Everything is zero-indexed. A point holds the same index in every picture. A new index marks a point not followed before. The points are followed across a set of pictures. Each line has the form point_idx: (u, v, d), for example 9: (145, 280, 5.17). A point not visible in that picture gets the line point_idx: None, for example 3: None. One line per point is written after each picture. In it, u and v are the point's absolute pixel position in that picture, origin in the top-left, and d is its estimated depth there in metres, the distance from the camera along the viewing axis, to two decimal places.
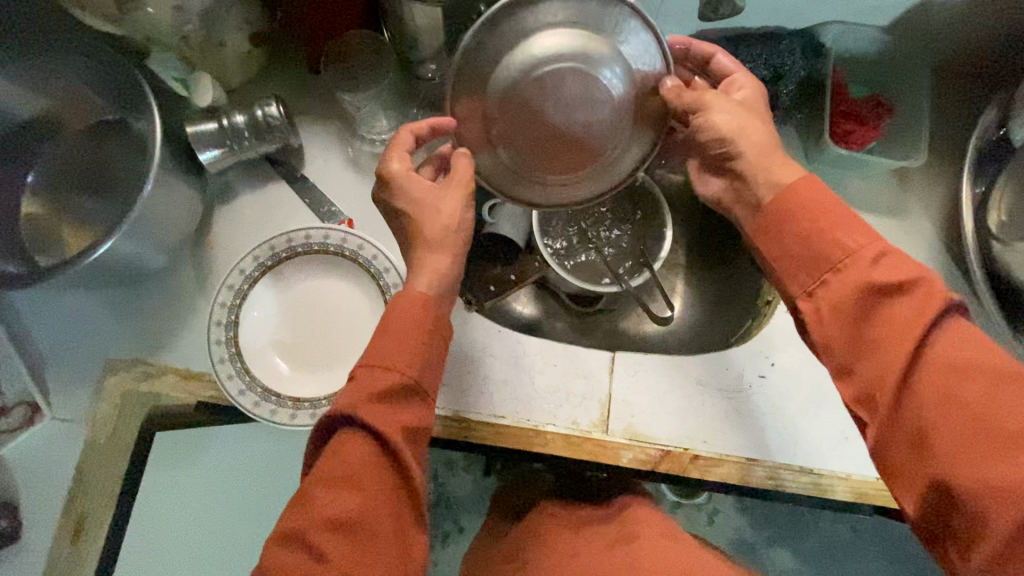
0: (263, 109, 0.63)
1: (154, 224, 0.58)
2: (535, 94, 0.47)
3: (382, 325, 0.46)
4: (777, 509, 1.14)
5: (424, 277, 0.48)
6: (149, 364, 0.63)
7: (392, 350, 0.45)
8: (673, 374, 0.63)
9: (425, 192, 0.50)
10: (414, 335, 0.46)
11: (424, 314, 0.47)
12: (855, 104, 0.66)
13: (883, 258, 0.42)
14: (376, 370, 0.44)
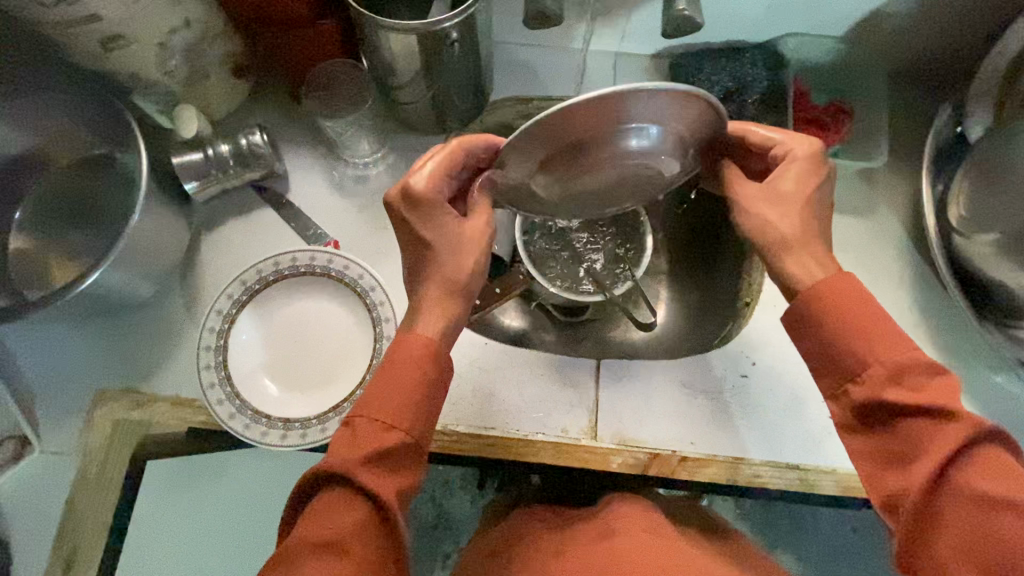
0: (247, 138, 0.66)
1: (141, 253, 0.60)
2: (579, 177, 0.47)
3: (384, 375, 0.47)
4: (778, 514, 1.14)
5: (431, 321, 0.49)
6: (139, 393, 0.64)
7: (393, 405, 0.45)
8: (658, 378, 0.65)
9: (449, 226, 0.51)
10: (415, 388, 0.46)
11: (425, 363, 0.47)
12: (814, 111, 0.69)
13: (904, 376, 0.43)
14: (376, 425, 0.45)
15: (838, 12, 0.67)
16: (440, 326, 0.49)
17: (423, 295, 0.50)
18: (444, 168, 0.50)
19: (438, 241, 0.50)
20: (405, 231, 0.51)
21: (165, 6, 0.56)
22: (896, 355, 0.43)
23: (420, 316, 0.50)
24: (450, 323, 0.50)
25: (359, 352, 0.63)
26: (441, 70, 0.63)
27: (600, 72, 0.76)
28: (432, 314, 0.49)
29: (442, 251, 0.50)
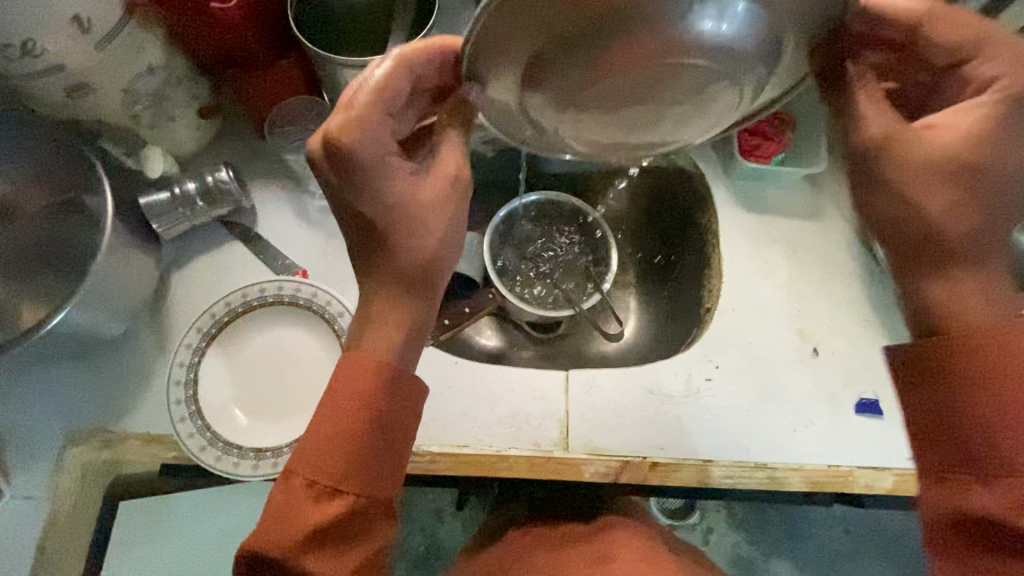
0: (214, 175, 0.68)
1: (110, 292, 0.61)
2: (584, 61, 0.38)
3: (324, 426, 0.45)
4: (770, 519, 1.15)
5: (375, 349, 0.47)
6: (109, 432, 0.64)
7: (334, 462, 0.44)
8: (624, 387, 0.66)
9: (400, 194, 0.47)
10: (353, 438, 0.45)
11: (365, 409, 0.45)
12: (760, 122, 0.72)
13: (1009, 480, 0.43)
14: (320, 489, 0.44)
15: None
16: (386, 353, 0.47)
17: (368, 320, 0.48)
18: (380, 101, 0.44)
19: (385, 198, 0.46)
20: (337, 188, 0.47)
21: (129, 54, 0.58)
22: (1006, 456, 0.43)
23: (364, 344, 0.47)
24: (396, 349, 0.47)
25: (329, 377, 0.64)
26: None
27: None
28: (375, 343, 0.47)
29: (391, 220, 0.47)
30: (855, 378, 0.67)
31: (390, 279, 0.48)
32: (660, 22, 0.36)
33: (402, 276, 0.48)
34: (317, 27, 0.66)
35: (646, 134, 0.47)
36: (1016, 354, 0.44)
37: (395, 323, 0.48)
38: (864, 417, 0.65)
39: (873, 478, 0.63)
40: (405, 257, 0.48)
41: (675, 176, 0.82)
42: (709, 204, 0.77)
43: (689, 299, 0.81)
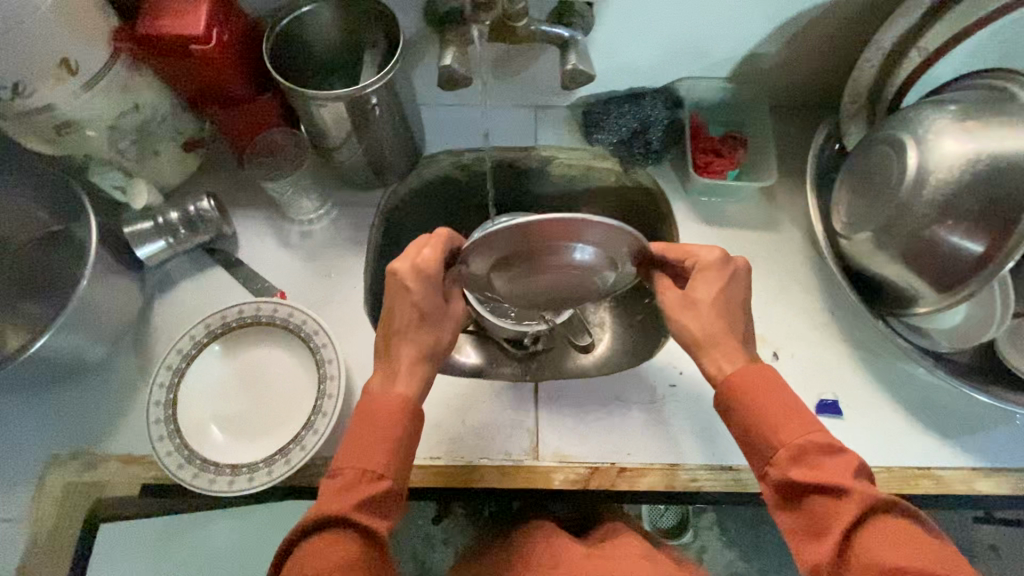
0: (195, 204, 0.71)
1: (93, 316, 0.64)
2: (525, 271, 0.54)
3: (370, 429, 0.52)
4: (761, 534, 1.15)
5: (408, 379, 0.54)
6: (91, 454, 0.65)
7: (379, 456, 0.51)
8: (591, 395, 0.68)
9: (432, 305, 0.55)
10: (396, 438, 0.52)
11: (404, 411, 0.53)
12: (712, 141, 0.77)
13: (808, 454, 0.49)
14: (366, 475, 0.50)
15: (719, 57, 0.76)
16: (417, 385, 0.55)
17: (397, 358, 0.55)
18: (443, 252, 0.56)
19: (428, 313, 0.55)
20: (399, 299, 0.55)
21: (114, 94, 0.63)
22: (796, 438, 0.49)
23: (397, 373, 0.55)
24: (425, 381, 0.56)
25: (306, 395, 0.66)
26: (371, 130, 0.71)
27: (522, 124, 0.84)
28: (408, 373, 0.55)
29: (430, 322, 0.56)
30: (813, 380, 0.69)
31: (414, 339, 0.55)
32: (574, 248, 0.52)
33: (429, 342, 0.56)
34: (291, 64, 0.70)
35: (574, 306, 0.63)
36: (776, 383, 0.52)
37: (423, 366, 0.56)
38: (824, 417, 0.67)
39: None
40: (433, 339, 0.56)
41: (642, 196, 0.84)
42: (669, 220, 0.80)
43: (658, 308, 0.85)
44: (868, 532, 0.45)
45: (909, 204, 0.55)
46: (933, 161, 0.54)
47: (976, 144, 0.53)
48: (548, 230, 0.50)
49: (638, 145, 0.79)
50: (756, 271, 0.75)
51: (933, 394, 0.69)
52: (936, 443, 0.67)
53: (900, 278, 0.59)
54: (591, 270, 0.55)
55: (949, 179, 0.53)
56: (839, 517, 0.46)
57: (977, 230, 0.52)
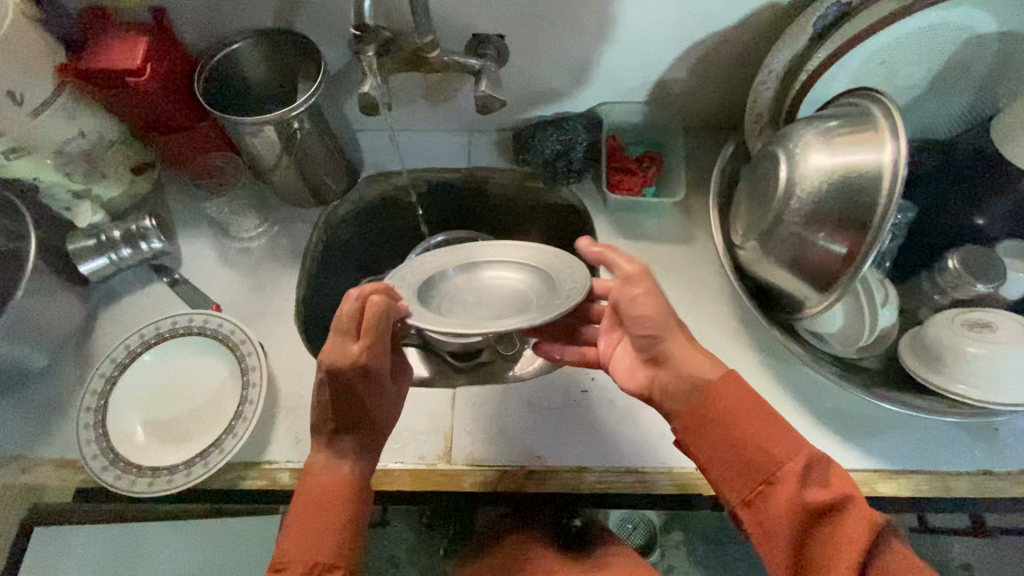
0: (138, 223, 0.76)
1: (33, 325, 0.69)
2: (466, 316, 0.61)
3: (319, 517, 0.55)
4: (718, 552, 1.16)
5: (355, 465, 0.58)
6: (27, 458, 0.69)
7: (330, 548, 0.53)
8: (506, 401, 0.71)
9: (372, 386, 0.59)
10: (344, 523, 0.55)
11: (345, 493, 0.56)
12: (626, 160, 0.83)
13: (811, 470, 0.49)
14: (322, 565, 0.53)
15: (632, 83, 0.82)
16: (361, 469, 0.58)
17: (343, 442, 0.59)
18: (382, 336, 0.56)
19: (370, 398, 0.59)
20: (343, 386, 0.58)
21: (60, 121, 0.68)
22: (796, 457, 0.49)
23: (344, 458, 0.58)
24: (370, 465, 0.60)
25: (230, 402, 0.69)
26: (303, 154, 0.76)
27: (455, 147, 0.89)
28: (353, 459, 0.58)
29: (374, 405, 0.60)
30: None
31: (359, 427, 0.59)
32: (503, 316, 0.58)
33: (373, 426, 0.60)
34: (224, 95, 0.77)
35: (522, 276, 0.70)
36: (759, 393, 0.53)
37: (366, 450, 0.60)
38: None
39: None
40: (375, 419, 0.61)
41: (569, 212, 0.89)
42: (592, 234, 0.84)
43: None
44: (878, 557, 0.45)
45: (781, 214, 0.59)
46: (799, 174, 0.58)
47: (839, 158, 0.56)
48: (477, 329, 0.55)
49: (562, 166, 0.83)
50: (670, 282, 0.78)
51: (834, 398, 0.71)
52: (837, 445, 0.69)
53: (787, 284, 0.62)
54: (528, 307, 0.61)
55: (812, 191, 0.57)
56: (850, 543, 0.45)
57: (840, 237, 0.56)
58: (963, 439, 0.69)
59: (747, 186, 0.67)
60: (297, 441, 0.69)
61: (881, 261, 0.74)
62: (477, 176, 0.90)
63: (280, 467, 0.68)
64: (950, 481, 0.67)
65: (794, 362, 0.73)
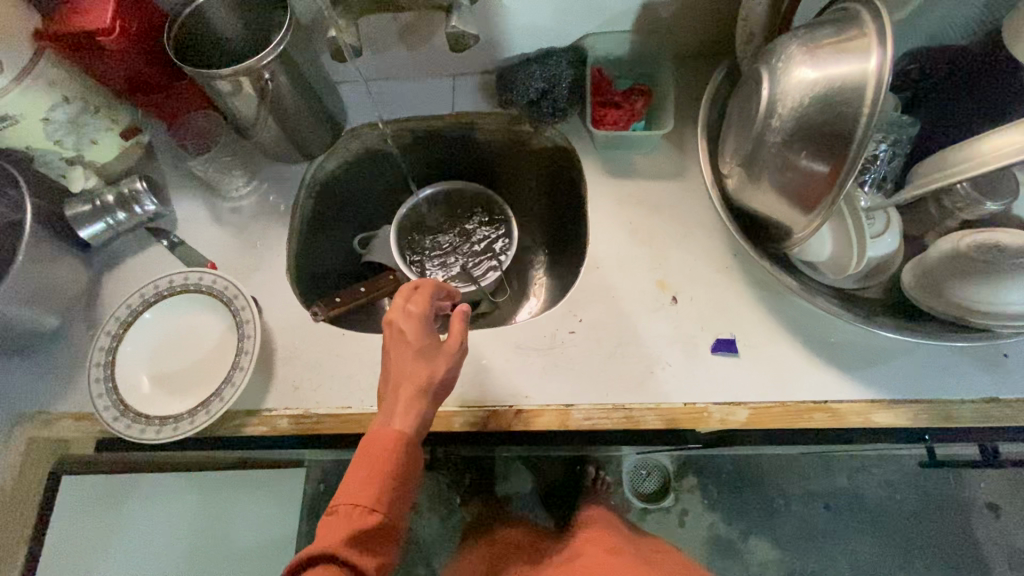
0: (129, 184, 0.77)
1: (39, 290, 0.71)
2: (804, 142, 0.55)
3: (363, 461, 0.51)
4: (746, 503, 1.33)
5: (407, 418, 0.54)
6: (48, 413, 0.73)
7: (373, 490, 0.50)
8: (496, 343, 0.71)
9: (419, 340, 0.58)
10: (388, 473, 0.51)
11: (395, 448, 0.52)
12: (613, 95, 0.79)
13: None
14: (360, 508, 0.49)
15: (617, 11, 0.77)
16: (415, 423, 0.54)
17: (398, 396, 0.55)
18: (426, 302, 0.62)
19: (420, 349, 0.58)
20: (397, 340, 0.58)
21: (41, 88, 0.67)
22: None
23: (395, 413, 0.54)
24: (423, 420, 0.55)
25: (229, 354, 0.72)
26: (282, 108, 0.75)
27: (439, 93, 0.87)
28: (405, 413, 0.54)
29: (424, 355, 0.57)
30: (710, 320, 0.70)
31: (409, 376, 0.56)
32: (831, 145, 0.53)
33: (424, 377, 0.56)
34: (196, 50, 0.76)
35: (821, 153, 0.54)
36: None
37: (420, 403, 0.55)
38: (718, 354, 0.68)
39: (727, 413, 0.66)
40: (428, 374, 0.56)
41: (560, 154, 0.87)
42: (581, 175, 0.83)
43: (573, 246, 0.90)
44: None
45: (763, 135, 0.57)
46: (780, 92, 0.55)
47: (825, 71, 0.53)
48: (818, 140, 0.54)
49: (545, 106, 0.79)
50: (659, 220, 0.76)
51: (833, 330, 0.69)
52: (833, 378, 0.66)
53: (772, 209, 0.61)
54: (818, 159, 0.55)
55: (794, 108, 0.54)
56: None
57: (819, 156, 0.54)
58: (968, 366, 0.66)
59: (735, 111, 0.64)
60: (294, 388, 0.72)
61: (882, 184, 0.69)
62: (463, 122, 0.89)
63: (277, 414, 0.70)
64: (953, 410, 0.65)
65: (788, 295, 0.70)
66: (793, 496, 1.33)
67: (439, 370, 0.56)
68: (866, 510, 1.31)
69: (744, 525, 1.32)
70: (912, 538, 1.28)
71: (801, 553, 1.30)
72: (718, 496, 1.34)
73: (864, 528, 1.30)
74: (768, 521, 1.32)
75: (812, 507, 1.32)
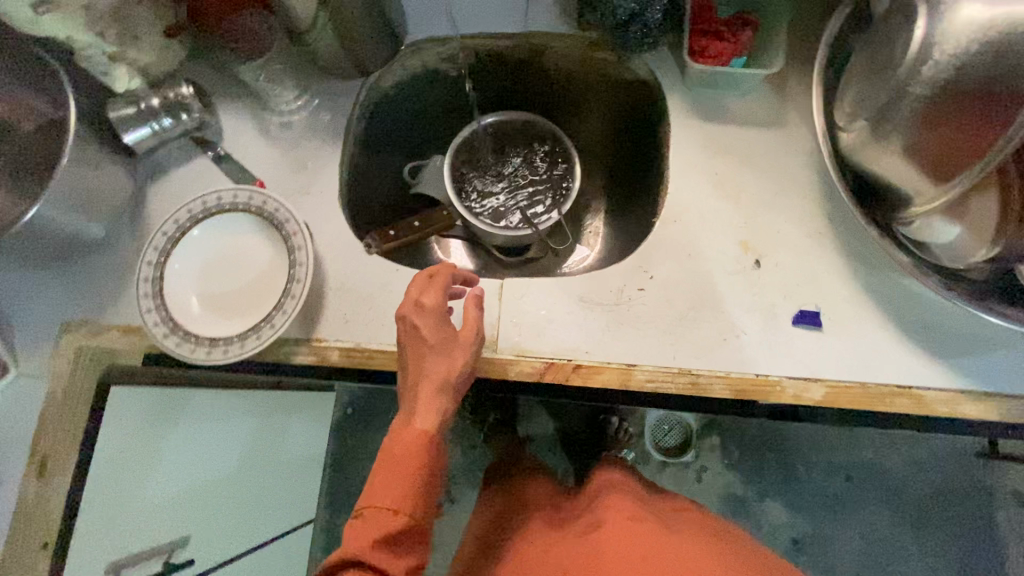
0: (176, 89, 0.72)
1: (83, 196, 0.67)
2: (948, 115, 0.48)
3: (386, 463, 0.51)
4: (767, 467, 1.33)
5: (427, 415, 0.54)
6: (97, 323, 0.73)
7: (397, 493, 0.50)
8: (557, 293, 0.67)
9: (436, 338, 0.57)
10: (414, 472, 0.51)
11: (420, 447, 0.52)
12: (715, 23, 0.68)
13: None
14: (386, 511, 0.49)
15: None
16: (436, 418, 0.55)
17: (418, 394, 0.55)
18: (442, 293, 0.60)
19: (436, 344, 0.57)
20: (413, 337, 0.58)
21: None
22: None
23: (416, 410, 0.55)
24: (444, 414, 0.55)
25: (280, 280, 0.69)
26: (341, 15, 0.68)
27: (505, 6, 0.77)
28: (427, 408, 0.55)
29: (441, 351, 0.57)
30: (794, 289, 0.64)
31: (430, 373, 0.56)
32: (982, 122, 0.46)
33: (443, 373, 0.56)
34: None
35: (965, 133, 0.47)
36: None
37: (440, 400, 0.56)
38: (800, 327, 0.63)
39: (802, 389, 0.62)
40: (447, 371, 0.57)
41: (641, 90, 0.78)
42: (664, 116, 0.74)
43: (643, 190, 0.83)
44: None
45: (906, 87, 0.49)
46: (939, 32, 0.46)
47: (998, 9, 0.45)
48: (963, 117, 0.47)
49: (632, 33, 0.69)
50: (748, 173, 0.69)
51: (929, 311, 0.63)
52: (923, 363, 0.61)
53: (895, 172, 0.54)
54: (954, 140, 0.48)
55: (956, 53, 0.46)
56: None
57: (971, 122, 0.47)
58: None
59: (864, 51, 0.55)
60: (344, 320, 0.69)
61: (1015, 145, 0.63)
62: (535, 44, 0.80)
63: (328, 344, 0.68)
64: None
65: (885, 270, 0.64)
66: (817, 465, 1.32)
67: (457, 371, 0.57)
68: (889, 485, 1.30)
69: (762, 486, 1.33)
70: (932, 517, 1.28)
71: (817, 521, 1.30)
72: (738, 456, 1.33)
73: (883, 502, 1.29)
74: (788, 485, 1.32)
75: (833, 477, 1.31)
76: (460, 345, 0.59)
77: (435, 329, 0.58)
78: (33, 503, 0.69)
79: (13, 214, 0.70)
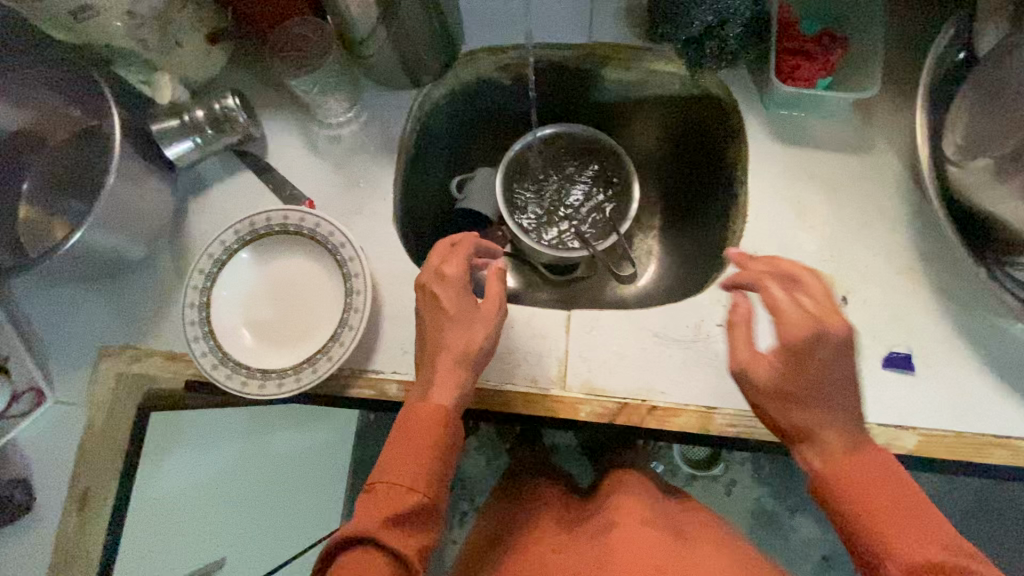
0: (220, 101, 0.67)
1: (127, 217, 0.63)
2: None
3: (400, 439, 0.50)
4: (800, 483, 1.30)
5: (443, 391, 0.52)
6: (137, 347, 0.69)
7: (411, 470, 0.48)
8: (630, 327, 0.63)
9: (454, 309, 0.55)
10: (429, 451, 0.49)
11: (436, 424, 0.50)
12: (802, 41, 0.65)
13: None
14: (398, 488, 0.47)
15: None
16: (451, 394, 0.52)
17: (435, 368, 0.53)
18: (464, 264, 0.57)
19: (456, 315, 0.55)
20: (431, 306, 0.55)
21: None
22: None
23: (432, 384, 0.52)
24: (462, 390, 0.53)
25: (335, 308, 0.65)
26: (400, 21, 0.63)
27: (571, 12, 0.73)
28: (443, 383, 0.52)
29: (459, 322, 0.54)
30: (884, 330, 0.61)
31: (446, 346, 0.53)
32: None
33: (462, 345, 0.53)
34: None
35: None
36: None
37: (457, 373, 0.53)
38: (892, 371, 0.60)
39: (892, 437, 0.58)
40: (465, 342, 0.54)
41: (712, 106, 0.74)
42: (740, 136, 0.70)
43: (709, 210, 0.78)
44: None
45: None
46: None
47: None
48: None
49: (709, 49, 0.65)
50: (833, 202, 0.65)
51: None
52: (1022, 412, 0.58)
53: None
54: None
55: None
56: None
57: None
58: None
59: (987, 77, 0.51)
60: (402, 352, 0.65)
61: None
62: (598, 57, 0.75)
63: (386, 377, 0.64)
64: None
65: (979, 310, 0.60)
66: None
67: (475, 342, 0.54)
68: None
69: (793, 501, 1.29)
70: None
71: None
72: (770, 471, 1.30)
73: None
74: None
75: None
76: (479, 317, 0.55)
77: (453, 298, 0.55)
78: (74, 538, 0.65)
79: (47, 230, 0.66)
